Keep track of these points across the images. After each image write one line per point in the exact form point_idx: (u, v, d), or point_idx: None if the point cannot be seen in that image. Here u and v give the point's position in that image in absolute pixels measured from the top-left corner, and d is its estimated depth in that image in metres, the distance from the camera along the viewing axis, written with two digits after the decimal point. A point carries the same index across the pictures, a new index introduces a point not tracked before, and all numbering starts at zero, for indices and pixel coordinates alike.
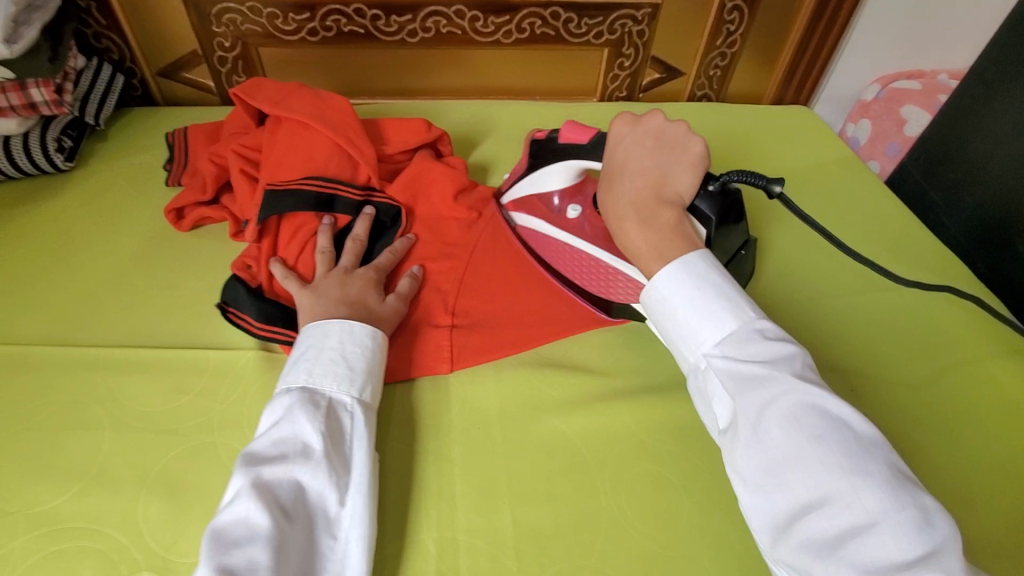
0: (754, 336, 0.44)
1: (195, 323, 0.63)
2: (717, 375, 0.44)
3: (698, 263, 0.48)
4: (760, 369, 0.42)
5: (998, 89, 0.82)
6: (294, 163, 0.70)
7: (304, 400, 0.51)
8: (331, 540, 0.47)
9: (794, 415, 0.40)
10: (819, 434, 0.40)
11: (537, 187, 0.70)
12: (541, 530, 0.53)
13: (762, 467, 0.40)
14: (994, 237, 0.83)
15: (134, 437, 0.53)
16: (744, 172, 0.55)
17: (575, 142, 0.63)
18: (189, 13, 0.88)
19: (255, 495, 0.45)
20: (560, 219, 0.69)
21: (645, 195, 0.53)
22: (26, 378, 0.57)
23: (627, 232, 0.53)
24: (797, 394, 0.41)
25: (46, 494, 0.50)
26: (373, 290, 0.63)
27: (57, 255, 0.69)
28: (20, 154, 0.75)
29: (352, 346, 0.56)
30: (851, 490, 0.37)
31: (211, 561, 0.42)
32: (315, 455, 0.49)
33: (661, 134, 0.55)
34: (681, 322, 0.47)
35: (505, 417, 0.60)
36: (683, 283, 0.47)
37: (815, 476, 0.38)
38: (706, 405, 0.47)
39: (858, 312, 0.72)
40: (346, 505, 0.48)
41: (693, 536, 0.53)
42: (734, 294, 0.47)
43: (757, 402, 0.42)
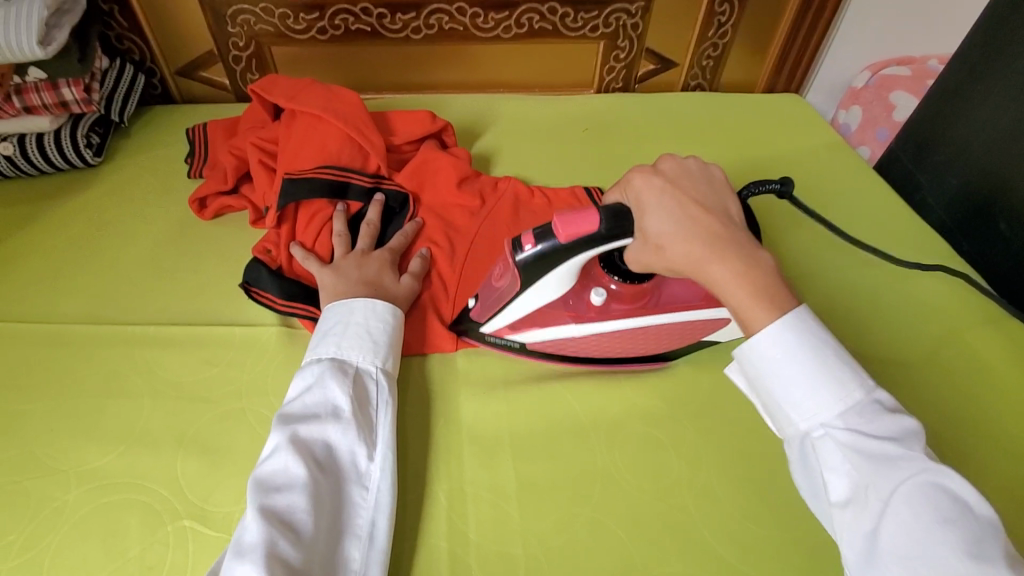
0: (878, 411, 0.43)
1: (221, 303, 0.68)
2: (840, 449, 0.43)
3: (815, 329, 0.46)
4: (891, 448, 0.42)
5: (980, 73, 0.85)
6: (310, 154, 0.75)
7: (334, 368, 0.56)
8: (363, 491, 0.52)
9: (923, 495, 0.40)
10: (951, 518, 0.39)
11: (541, 300, 0.60)
12: (542, 483, 0.58)
13: (895, 551, 0.40)
14: (978, 216, 0.87)
15: (170, 404, 0.59)
16: (763, 185, 0.58)
17: (585, 237, 0.51)
18: (205, 14, 0.93)
19: (293, 449, 0.50)
20: (587, 310, 0.62)
21: (731, 233, 0.49)
22: (71, 352, 0.63)
23: (731, 280, 0.47)
24: (925, 475, 0.41)
25: (94, 454, 0.55)
26: (388, 270, 0.68)
27: (91, 243, 0.75)
28: (54, 150, 0.81)
29: (375, 322, 0.61)
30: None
31: (257, 503, 0.47)
32: (346, 416, 0.54)
33: (693, 172, 0.53)
34: (798, 393, 0.45)
35: (510, 385, 0.65)
36: (800, 350, 0.45)
37: (949, 562, 0.38)
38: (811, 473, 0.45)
39: (840, 288, 0.77)
40: (374, 460, 0.54)
41: (681, 489, 0.58)
42: (856, 368, 0.45)
43: (889, 482, 0.41)
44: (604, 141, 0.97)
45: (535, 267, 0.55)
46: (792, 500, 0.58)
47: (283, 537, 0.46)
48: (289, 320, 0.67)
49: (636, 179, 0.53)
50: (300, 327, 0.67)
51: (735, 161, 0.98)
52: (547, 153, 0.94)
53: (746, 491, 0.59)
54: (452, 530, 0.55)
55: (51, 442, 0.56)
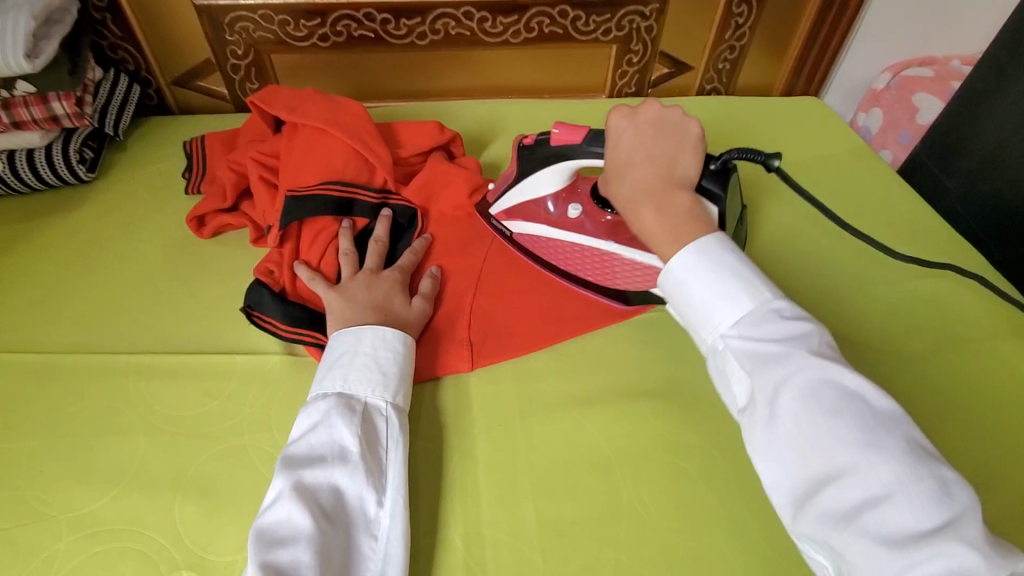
0: (771, 316, 0.46)
1: (221, 328, 0.65)
2: (735, 356, 0.45)
3: (716, 248, 0.49)
4: (778, 348, 0.44)
5: (1013, 77, 0.81)
6: (314, 168, 0.72)
7: (340, 405, 0.53)
8: (373, 541, 0.48)
9: (810, 390, 0.42)
10: (838, 409, 0.41)
11: (529, 193, 0.70)
12: (565, 523, 0.54)
13: (783, 446, 0.42)
14: (1012, 225, 0.82)
15: (167, 441, 0.55)
16: (744, 151, 0.55)
17: (567, 144, 0.62)
18: (202, 22, 0.89)
19: (298, 498, 0.47)
20: (563, 220, 0.69)
21: (661, 181, 0.53)
22: (61, 385, 0.59)
23: (647, 219, 0.52)
24: (812, 372, 0.42)
25: (86, 498, 0.52)
26: (398, 292, 0.64)
27: (85, 264, 0.71)
28: (45, 166, 0.77)
29: (385, 352, 0.57)
30: (866, 464, 0.39)
31: (257, 559, 0.43)
32: (353, 458, 0.50)
33: (659, 124, 0.55)
34: (700, 306, 0.48)
35: (527, 414, 0.61)
36: (698, 267, 0.48)
37: (825, 447, 0.40)
38: (723, 385, 0.48)
39: (875, 303, 0.72)
40: (384, 505, 0.50)
41: (713, 528, 0.54)
42: (752, 277, 0.48)
43: (775, 381, 0.43)
44: None
45: (527, 161, 0.67)
46: None
47: None
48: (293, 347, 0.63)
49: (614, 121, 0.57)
50: (305, 354, 0.63)
51: None
52: None
53: (784, 529, 0.54)
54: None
55: (41, 484, 0.53)
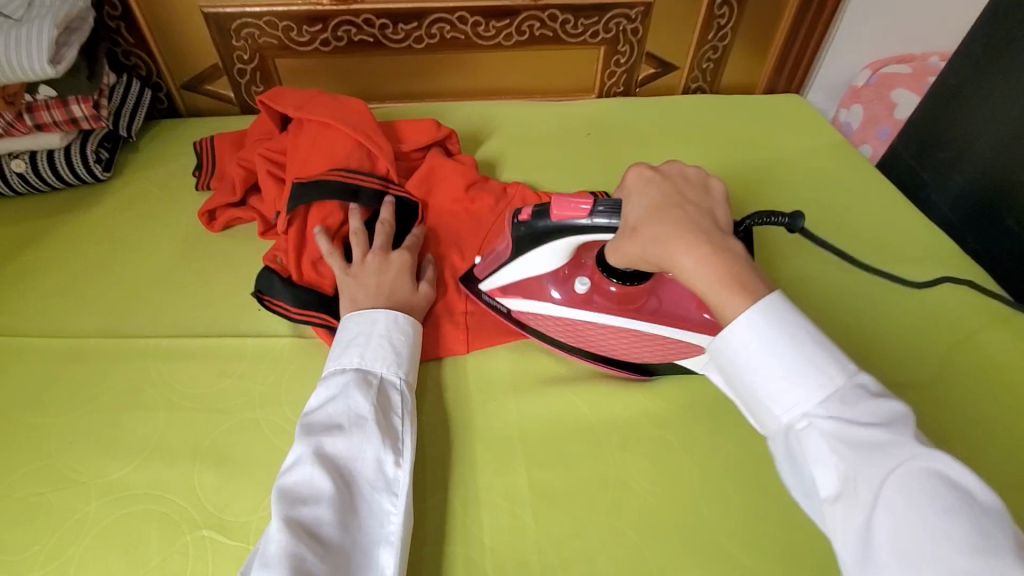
0: (860, 394, 0.41)
1: (233, 314, 0.69)
2: (823, 438, 0.40)
3: (786, 310, 0.44)
4: (876, 434, 0.39)
5: (981, 73, 0.86)
6: (320, 160, 0.76)
7: (358, 379, 0.57)
8: (392, 498, 0.52)
9: (916, 485, 0.37)
10: (952, 508, 0.36)
11: (532, 270, 0.64)
12: (555, 488, 0.59)
13: (888, 547, 0.37)
14: (984, 214, 0.87)
15: (186, 416, 0.60)
16: (771, 215, 0.60)
17: (571, 221, 0.57)
18: (210, 29, 0.94)
19: (320, 461, 0.51)
20: (571, 299, 0.65)
21: (707, 226, 0.50)
22: (86, 366, 0.64)
23: (696, 262, 0.48)
24: (916, 463, 0.38)
25: (113, 467, 0.56)
26: (407, 276, 0.67)
27: (104, 256, 0.76)
28: (64, 168, 0.83)
29: (398, 334, 0.61)
30: (996, 574, 0.33)
31: (284, 515, 0.48)
32: (371, 428, 0.54)
33: (687, 177, 0.56)
34: (776, 382, 0.43)
35: (520, 390, 0.66)
36: (772, 335, 0.43)
37: (943, 555, 0.35)
38: (798, 470, 0.43)
39: (844, 290, 0.77)
40: (402, 467, 0.54)
41: (692, 489, 0.59)
42: (836, 351, 0.43)
43: (876, 472, 0.38)
44: (606, 145, 0.98)
45: (530, 239, 0.61)
46: None
47: (310, 550, 0.46)
48: (302, 329, 0.68)
49: (633, 175, 0.57)
50: (313, 334, 0.68)
51: (738, 162, 0.99)
52: (550, 158, 0.95)
53: (758, 491, 0.59)
54: (467, 535, 0.55)
55: (72, 454, 0.57)
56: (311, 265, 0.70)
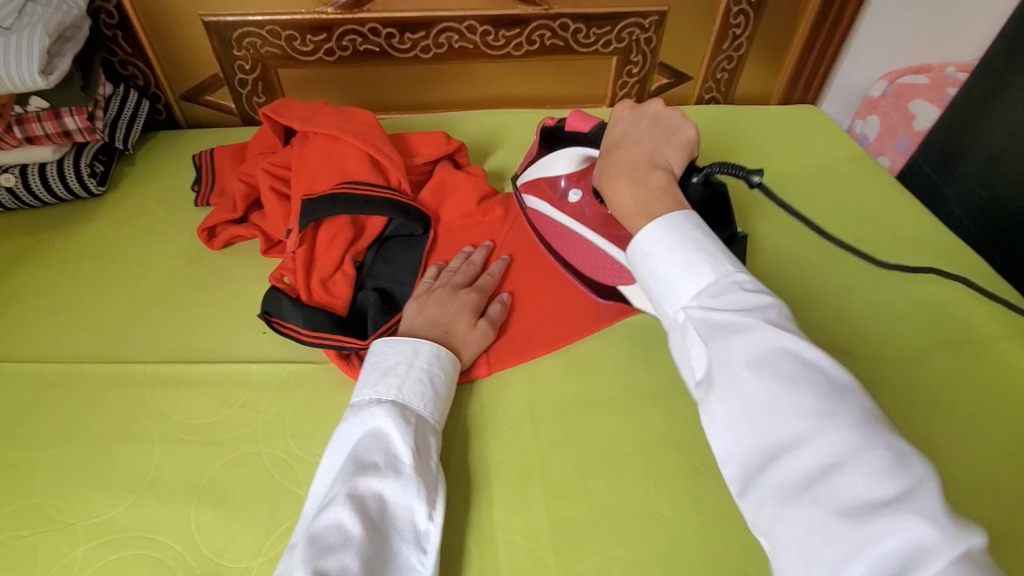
0: (732, 287, 0.45)
1: (233, 337, 0.66)
2: (694, 326, 0.45)
3: (684, 224, 0.50)
4: (735, 317, 0.43)
5: (1007, 84, 0.84)
6: (327, 173, 0.73)
7: (396, 414, 0.53)
8: (422, 554, 0.48)
9: (765, 359, 0.41)
10: (794, 377, 0.40)
11: (546, 171, 0.72)
12: (577, 526, 0.54)
13: (737, 414, 0.41)
14: (1013, 229, 0.83)
15: (183, 449, 0.56)
16: (726, 165, 0.61)
17: (577, 130, 0.68)
18: (211, 38, 0.91)
19: (352, 504, 0.47)
20: (563, 203, 0.71)
21: (639, 162, 0.58)
22: (76, 395, 0.60)
23: (616, 190, 0.57)
24: (768, 342, 0.41)
25: (103, 506, 0.52)
26: (469, 312, 0.65)
27: (97, 274, 0.72)
28: (57, 180, 0.79)
29: (438, 368, 0.59)
30: (821, 432, 0.37)
31: (309, 564, 0.43)
32: (406, 469, 0.51)
33: (658, 120, 0.61)
34: (663, 280, 0.48)
35: (538, 418, 0.62)
36: (667, 242, 0.49)
37: (778, 418, 0.39)
38: (683, 362, 0.47)
39: (879, 305, 0.73)
40: (433, 519, 0.50)
41: (725, 526, 0.55)
42: (716, 251, 0.48)
43: (731, 349, 0.42)
44: None
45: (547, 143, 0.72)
46: None
47: None
48: (312, 353, 0.64)
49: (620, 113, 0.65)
50: (320, 359, 0.64)
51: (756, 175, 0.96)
52: None
53: None
54: None
55: (59, 491, 0.53)
56: (321, 283, 0.68)
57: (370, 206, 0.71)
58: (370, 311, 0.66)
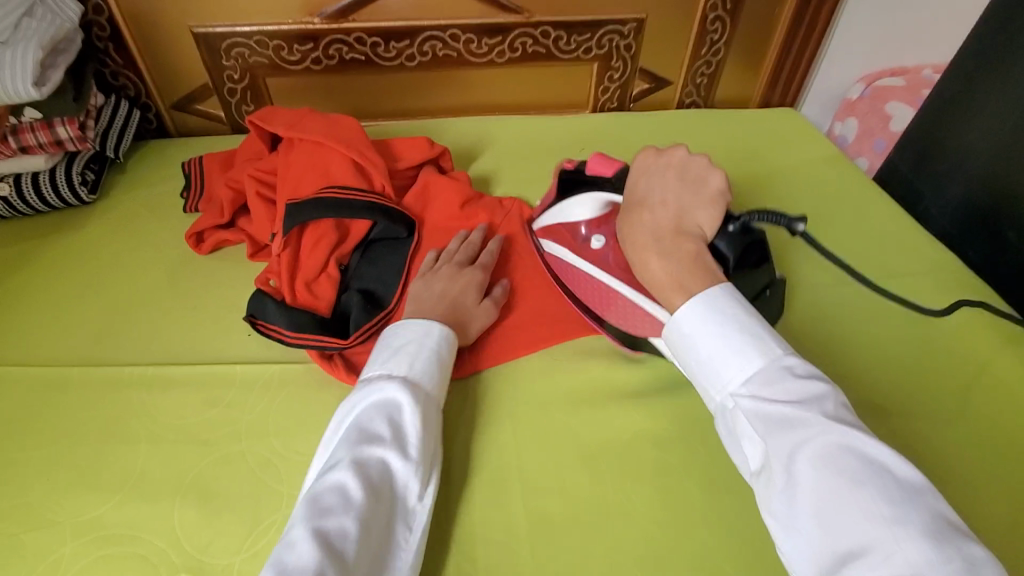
0: (784, 375, 0.46)
1: (220, 339, 0.67)
2: (748, 417, 0.46)
3: (725, 301, 0.51)
4: (792, 410, 0.44)
5: (975, 85, 0.85)
6: (312, 178, 0.75)
7: (407, 389, 0.55)
8: (408, 531, 0.50)
9: (828, 457, 0.42)
10: (860, 478, 0.41)
11: (564, 217, 0.70)
12: (553, 519, 0.56)
13: (805, 512, 0.42)
14: (986, 227, 0.86)
15: (169, 449, 0.57)
16: (767, 214, 0.59)
17: (599, 175, 0.67)
18: (200, 49, 0.93)
19: (357, 471, 0.49)
20: (585, 249, 0.68)
21: (667, 228, 0.58)
22: (65, 398, 0.61)
23: (647, 262, 0.57)
24: (830, 439, 0.43)
25: (89, 505, 0.54)
26: (474, 290, 0.69)
27: (87, 281, 0.74)
28: (49, 189, 0.80)
29: (445, 351, 0.61)
30: (892, 538, 0.38)
31: (309, 523, 0.45)
32: (410, 443, 0.53)
33: (684, 171, 0.61)
34: (713, 365, 0.49)
35: (516, 416, 0.64)
36: (715, 326, 0.50)
37: (849, 522, 0.40)
38: (736, 445, 0.48)
39: (850, 301, 0.75)
40: (423, 500, 0.52)
41: (696, 517, 0.56)
42: (762, 335, 0.49)
43: (790, 446, 0.43)
44: None
45: (568, 187, 0.70)
46: None
47: (329, 563, 0.43)
48: (296, 354, 0.66)
49: (642, 160, 0.64)
50: (305, 359, 0.66)
51: (735, 177, 0.98)
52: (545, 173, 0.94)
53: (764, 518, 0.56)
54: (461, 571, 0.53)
55: (48, 492, 0.55)
56: (306, 286, 0.70)
57: (352, 209, 0.72)
58: (353, 312, 0.68)
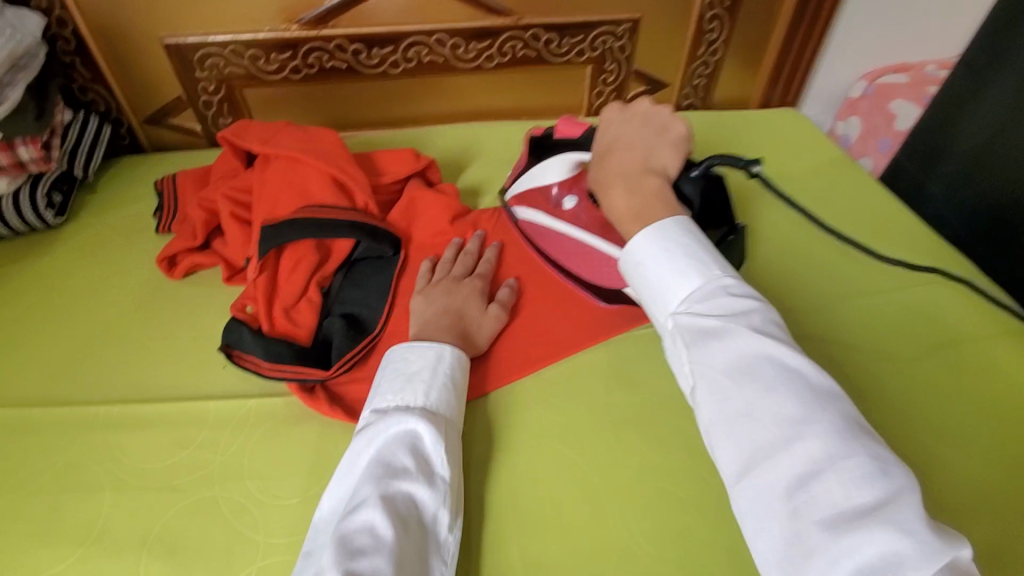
0: (719, 293, 0.46)
1: (193, 372, 0.63)
2: (680, 331, 0.46)
3: (673, 228, 0.51)
4: (718, 322, 0.44)
5: (988, 81, 0.82)
6: (290, 197, 0.70)
7: (427, 419, 0.52)
8: (444, 567, 0.47)
9: (747, 364, 0.42)
10: (775, 383, 0.40)
11: (538, 181, 0.74)
12: (552, 564, 0.52)
13: (719, 416, 0.41)
14: (999, 230, 0.81)
15: (135, 497, 0.53)
16: (723, 157, 0.59)
17: (569, 136, 0.71)
18: (172, 60, 0.88)
19: (386, 509, 0.45)
20: (557, 211, 0.72)
21: (633, 167, 0.58)
22: (24, 442, 0.57)
23: (613, 197, 0.57)
24: (751, 348, 0.42)
25: (48, 563, 0.50)
26: (477, 299, 0.67)
27: (51, 311, 0.69)
28: (12, 213, 0.76)
29: (459, 374, 0.58)
30: (800, 435, 0.38)
31: (341, 567, 0.42)
32: (437, 476, 0.50)
33: (647, 116, 0.60)
34: (653, 284, 0.50)
35: (510, 449, 0.59)
36: (656, 249, 0.50)
37: (758, 422, 0.39)
38: (675, 362, 0.49)
39: (865, 312, 0.71)
40: (454, 532, 0.49)
41: (706, 559, 0.52)
42: (702, 257, 0.49)
43: (711, 354, 0.43)
44: None
45: (542, 152, 0.74)
46: None
47: None
48: (274, 387, 0.62)
49: (609, 113, 0.64)
50: (284, 393, 0.61)
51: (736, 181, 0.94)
52: None
53: None
54: None
55: (2, 548, 0.51)
56: (285, 313, 0.65)
57: (334, 229, 0.68)
58: (335, 339, 0.63)
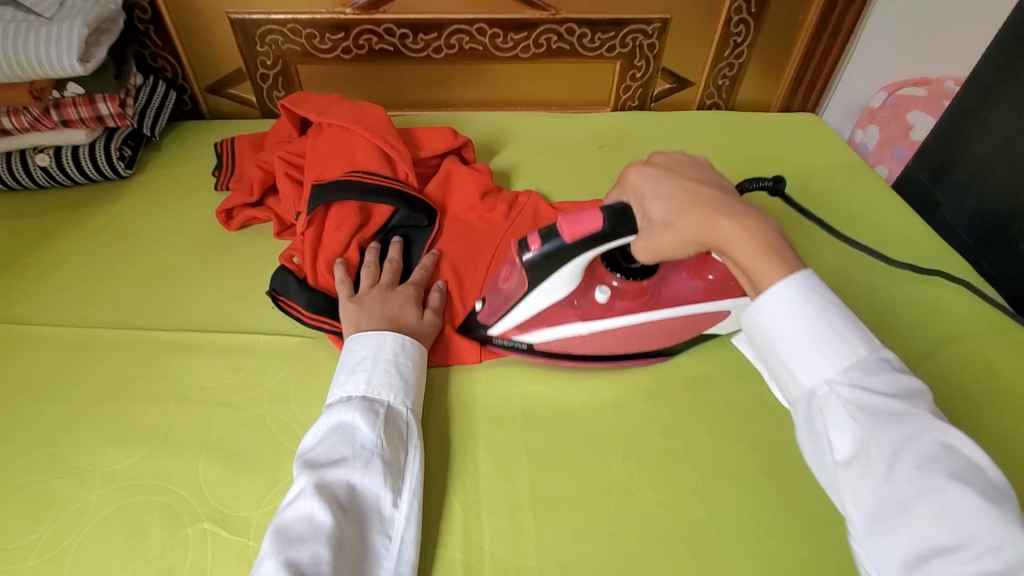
0: (883, 367, 0.43)
1: (245, 311, 0.71)
2: (844, 405, 0.42)
3: (813, 283, 0.46)
4: (896, 404, 0.41)
5: (995, 95, 0.85)
6: (337, 162, 0.77)
7: (365, 408, 0.56)
8: (386, 540, 0.52)
9: (931, 455, 0.39)
10: (961, 477, 0.38)
11: (548, 300, 0.62)
12: (557, 494, 0.59)
13: (895, 506, 0.39)
14: (997, 238, 0.86)
15: (196, 409, 0.61)
16: (759, 179, 0.66)
17: (589, 233, 0.54)
18: (235, 35, 0.96)
19: (321, 497, 0.50)
20: (591, 310, 0.64)
21: (731, 200, 0.52)
22: (99, 357, 0.65)
23: (741, 234, 0.49)
24: (931, 434, 0.40)
25: (120, 457, 0.57)
26: (412, 305, 0.67)
27: (121, 251, 0.77)
28: (87, 161, 0.84)
29: (404, 357, 0.61)
30: (997, 536, 0.36)
31: (279, 555, 0.47)
32: (375, 459, 0.54)
33: (680, 163, 0.57)
34: (801, 345, 0.44)
35: (526, 398, 0.66)
36: (808, 309, 0.45)
37: (955, 519, 0.37)
38: (813, 433, 0.44)
39: (861, 302, 0.77)
40: (399, 506, 0.54)
41: (696, 502, 0.58)
42: (858, 324, 0.45)
43: (894, 439, 0.40)
44: (618, 157, 0.98)
45: (544, 265, 0.57)
46: (805, 514, 0.58)
47: None
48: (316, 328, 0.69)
49: (632, 173, 0.57)
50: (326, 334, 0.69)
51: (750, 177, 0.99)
52: (562, 166, 0.96)
53: (761, 505, 0.58)
54: (467, 540, 0.55)
55: (77, 443, 0.58)
56: (327, 266, 0.72)
57: (376, 195, 0.74)
58: None
